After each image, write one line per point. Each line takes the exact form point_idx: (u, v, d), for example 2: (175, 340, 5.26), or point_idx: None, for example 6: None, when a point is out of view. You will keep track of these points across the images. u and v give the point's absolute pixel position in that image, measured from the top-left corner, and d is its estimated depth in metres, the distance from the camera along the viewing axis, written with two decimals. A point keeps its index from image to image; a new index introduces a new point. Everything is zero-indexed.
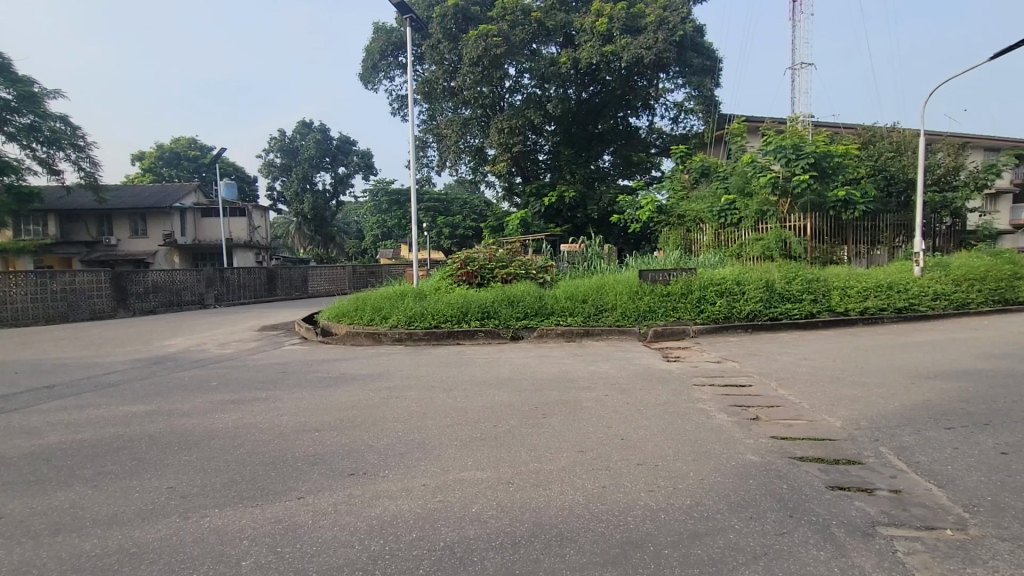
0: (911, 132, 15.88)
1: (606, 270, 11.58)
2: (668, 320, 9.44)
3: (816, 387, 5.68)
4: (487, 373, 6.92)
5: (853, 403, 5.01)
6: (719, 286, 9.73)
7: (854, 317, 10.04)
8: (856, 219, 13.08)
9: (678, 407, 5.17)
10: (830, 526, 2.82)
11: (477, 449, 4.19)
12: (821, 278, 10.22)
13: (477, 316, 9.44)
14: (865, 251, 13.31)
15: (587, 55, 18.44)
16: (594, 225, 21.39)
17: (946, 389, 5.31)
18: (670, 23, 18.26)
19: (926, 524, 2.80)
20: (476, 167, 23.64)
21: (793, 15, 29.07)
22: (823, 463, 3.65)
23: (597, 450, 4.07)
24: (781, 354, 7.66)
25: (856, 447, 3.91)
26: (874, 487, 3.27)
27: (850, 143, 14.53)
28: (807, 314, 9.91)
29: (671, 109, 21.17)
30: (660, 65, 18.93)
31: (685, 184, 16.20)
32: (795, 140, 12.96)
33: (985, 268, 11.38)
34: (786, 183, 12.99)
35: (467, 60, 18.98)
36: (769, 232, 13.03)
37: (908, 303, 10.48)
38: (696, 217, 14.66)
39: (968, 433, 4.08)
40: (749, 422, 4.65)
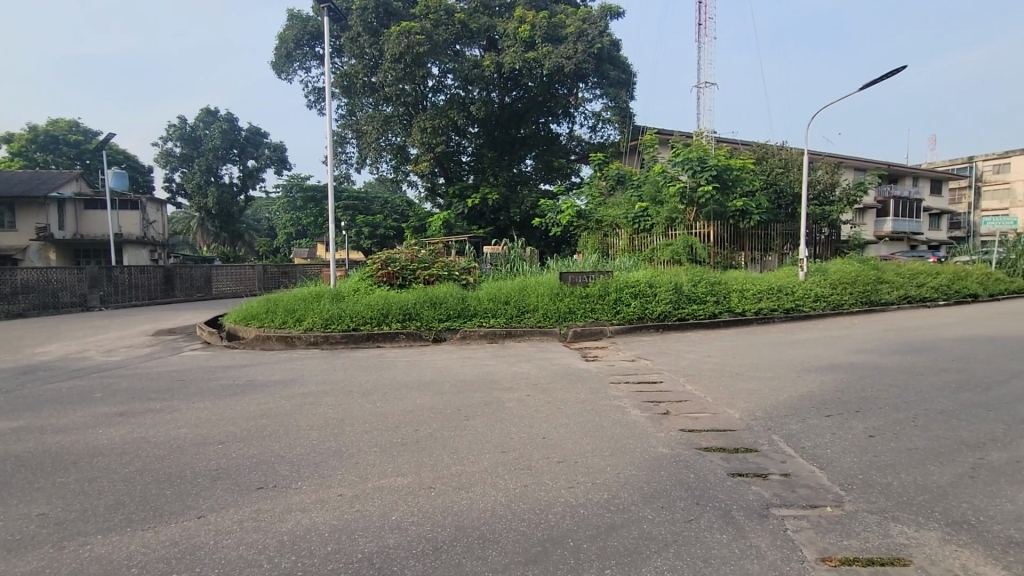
0: (797, 150, 17.74)
1: (528, 272, 11.82)
2: (587, 321, 9.78)
3: (719, 382, 6.15)
4: (408, 376, 6.78)
5: (750, 396, 5.48)
6: (633, 288, 10.27)
7: (751, 317, 10.99)
8: (752, 228, 14.34)
9: (596, 404, 5.37)
10: (731, 511, 3.07)
11: (398, 455, 4.09)
12: (723, 281, 11.11)
13: (398, 317, 9.23)
14: (759, 256, 14.62)
15: (510, 61, 18.80)
16: (516, 228, 21.75)
17: (826, 381, 5.95)
18: (589, 36, 19.04)
19: (810, 503, 3.12)
20: (398, 166, 23.20)
21: (698, 37, 31.45)
22: (725, 453, 3.96)
23: (518, 450, 4.13)
24: (689, 352, 8.21)
25: (753, 436, 4.28)
26: (768, 472, 3.60)
27: (747, 158, 15.96)
28: (710, 314, 10.70)
29: (590, 117, 22.07)
30: (579, 75, 19.69)
31: (602, 190, 16.97)
32: (700, 153, 14.07)
33: (855, 273, 12.96)
34: (692, 192, 14.02)
35: (389, 57, 18.62)
36: (678, 238, 13.97)
37: (795, 304, 11.65)
38: (612, 222, 15.44)
39: (843, 420, 4.61)
40: (660, 417, 4.93)
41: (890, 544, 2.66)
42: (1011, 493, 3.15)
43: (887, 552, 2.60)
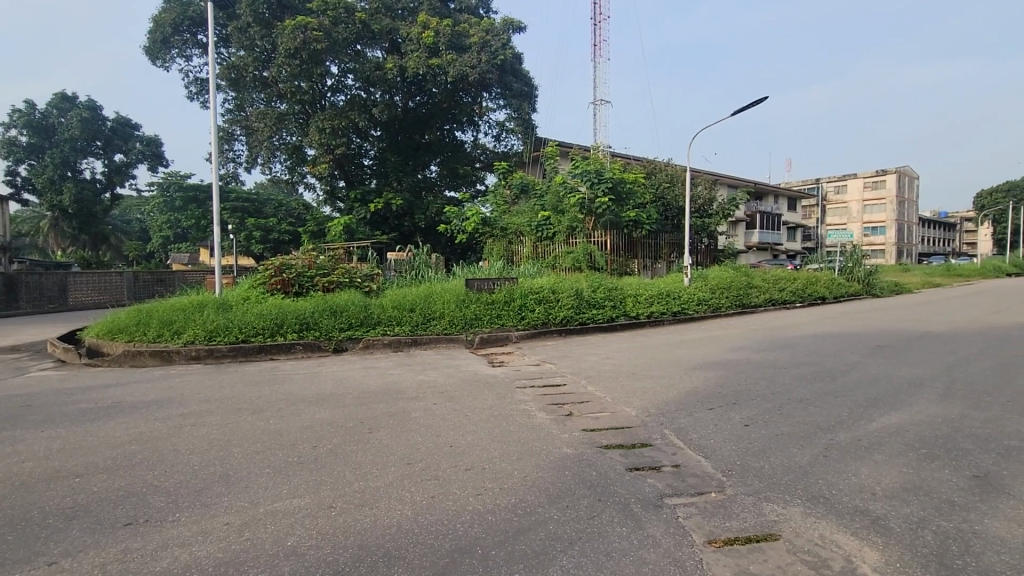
0: (681, 167, 19.41)
1: (433, 279, 11.72)
2: (493, 327, 9.89)
3: (617, 382, 6.51)
4: (305, 390, 6.39)
5: (645, 394, 5.87)
6: (537, 294, 10.55)
7: (644, 320, 11.81)
8: (644, 237, 15.42)
9: (502, 410, 5.43)
10: (629, 504, 3.25)
11: (295, 475, 3.83)
12: (619, 287, 11.81)
13: (293, 328, 8.68)
14: (650, 264, 15.71)
15: (414, 66, 18.58)
16: (421, 234, 21.50)
17: (708, 378, 6.53)
18: (493, 47, 19.40)
19: (697, 490, 3.41)
20: (293, 167, 21.96)
21: (594, 58, 33.50)
22: (623, 449, 4.20)
23: (425, 461, 4.05)
24: (589, 355, 8.61)
25: (647, 432, 4.59)
26: (661, 464, 3.87)
27: (638, 173, 17.17)
28: (608, 318, 11.31)
29: (494, 127, 22.47)
30: (483, 85, 19.99)
31: (507, 199, 17.33)
32: (597, 166, 14.93)
33: (730, 280, 14.42)
34: (590, 203, 14.82)
35: (283, 51, 17.60)
36: (578, 246, 14.66)
37: (681, 307, 12.71)
38: (517, 230, 15.80)
39: (723, 412, 5.10)
40: (564, 419, 5.10)
41: (762, 522, 2.98)
42: (854, 467, 3.68)
43: (761, 530, 2.90)
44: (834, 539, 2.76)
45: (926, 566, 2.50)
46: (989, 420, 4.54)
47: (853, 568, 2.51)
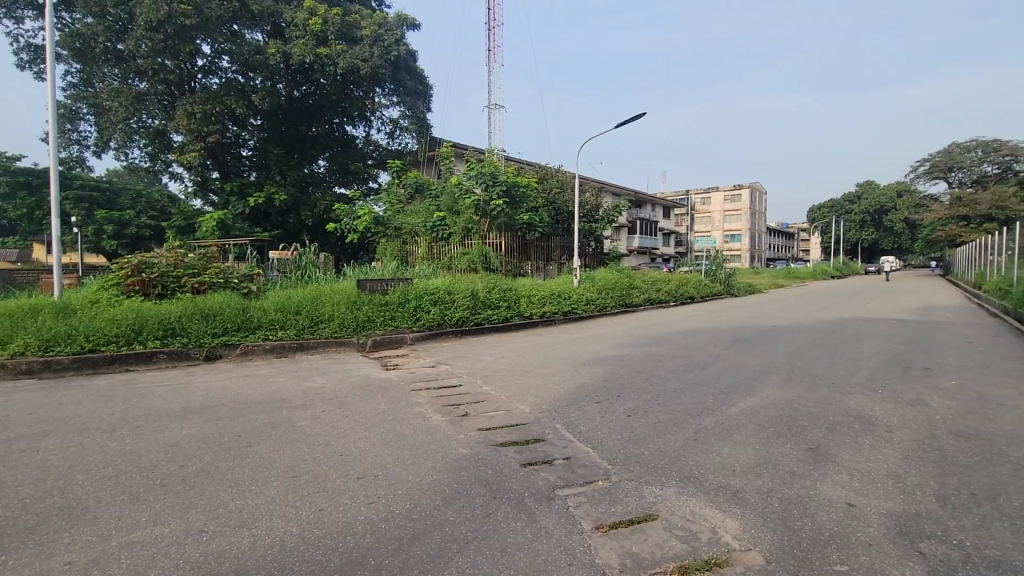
0: (571, 174, 20.41)
1: (322, 280, 11.11)
2: (386, 329, 9.61)
3: (511, 381, 6.67)
4: (171, 403, 5.72)
5: (537, 392, 6.08)
6: (432, 295, 10.44)
7: (536, 320, 12.25)
8: (536, 240, 15.95)
9: (397, 414, 5.30)
10: (523, 499, 3.36)
11: (157, 501, 3.41)
12: (513, 288, 12.10)
13: (156, 334, 7.72)
14: (543, 265, 16.26)
15: (299, 54, 17.48)
16: (309, 233, 20.27)
17: (595, 373, 6.94)
18: (385, 42, 18.89)
19: (587, 480, 3.62)
20: (156, 154, 19.55)
21: (488, 63, 34.13)
22: (517, 446, 4.32)
23: (313, 472, 3.85)
24: (484, 355, 8.73)
25: (539, 428, 4.76)
26: (553, 458, 4.04)
27: (531, 178, 17.78)
28: (503, 319, 11.56)
29: (387, 124, 21.85)
30: (375, 80, 19.37)
31: (401, 198, 17.00)
32: (491, 169, 15.20)
33: (615, 281, 15.48)
34: (485, 205, 15.03)
35: (143, 23, 15.64)
36: (473, 247, 14.77)
37: (571, 307, 13.36)
38: (411, 230, 15.53)
39: (608, 404, 5.46)
40: (460, 419, 5.11)
41: (643, 505, 3.23)
42: (718, 448, 4.14)
43: (642, 512, 3.15)
44: (701, 514, 3.09)
45: (772, 529, 2.90)
46: (820, 399, 5.37)
47: (717, 538, 2.82)
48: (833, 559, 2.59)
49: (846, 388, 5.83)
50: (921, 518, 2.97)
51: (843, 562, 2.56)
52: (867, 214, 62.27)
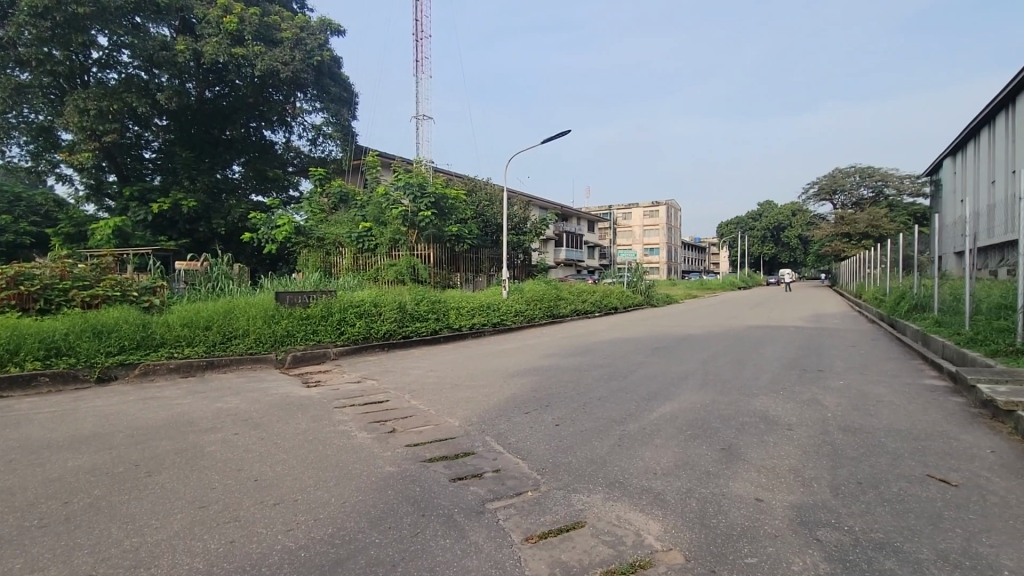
0: (499, 187, 20.71)
1: (236, 292, 10.42)
2: (308, 343, 9.15)
3: (440, 395, 6.58)
4: (54, 432, 5.08)
5: (466, 404, 6.04)
6: (357, 308, 10.10)
7: (465, 332, 12.23)
8: (465, 251, 15.94)
9: (318, 433, 5.04)
10: (453, 515, 3.31)
11: (34, 545, 3.00)
12: (442, 300, 11.99)
13: (36, 355, 6.85)
14: (472, 277, 16.24)
15: (211, 52, 16.44)
16: (221, 242, 18.94)
17: (524, 384, 7.01)
18: (307, 47, 18.33)
19: (516, 491, 3.63)
20: (39, 153, 17.52)
21: (416, 73, 34.01)
22: (446, 460, 4.25)
23: (224, 500, 3.56)
24: (412, 368, 8.55)
25: (469, 441, 4.72)
26: (482, 471, 4.02)
27: (460, 189, 17.86)
28: (431, 331, 11.42)
29: (308, 130, 21.03)
30: (297, 84, 18.70)
31: (324, 208, 16.41)
32: (420, 180, 15.10)
33: (543, 292, 15.81)
34: (413, 216, 14.83)
35: (26, 7, 14.07)
36: (401, 259, 14.51)
37: (500, 319, 13.46)
38: (335, 241, 14.98)
39: (537, 414, 5.53)
40: (386, 436, 4.96)
41: (571, 513, 3.29)
42: (641, 453, 4.32)
43: (570, 520, 3.21)
44: (626, 518, 3.20)
45: (691, 528, 3.05)
46: (730, 402, 5.77)
47: (642, 540, 2.94)
48: (745, 553, 2.77)
49: (753, 390, 6.30)
50: (819, 509, 3.26)
51: (753, 555, 2.75)
52: (767, 230, 68.25)
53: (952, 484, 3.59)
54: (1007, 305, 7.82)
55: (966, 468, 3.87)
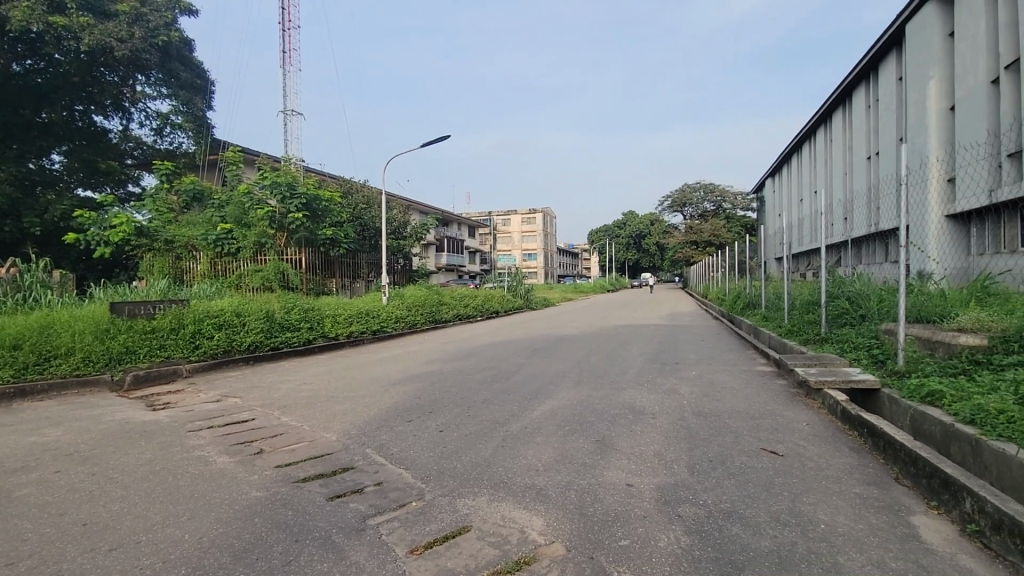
0: (376, 189, 20.09)
1: (57, 303, 8.79)
2: (153, 361, 8.00)
3: (314, 408, 6.17)
4: None
5: (344, 417, 5.74)
6: (216, 318, 9.09)
7: (343, 340, 11.64)
8: (341, 256, 15.15)
9: (169, 462, 4.43)
10: (331, 536, 3.11)
11: None
12: (317, 307, 11.27)
13: None
14: (349, 282, 15.44)
15: (20, 19, 13.72)
16: (35, 245, 15.83)
17: (406, 392, 6.84)
18: (149, 25, 16.33)
19: (399, 503, 3.52)
20: None
21: (283, 65, 31.75)
22: (322, 478, 3.99)
23: (41, 554, 2.97)
24: (282, 381, 7.91)
25: (348, 455, 4.49)
26: (363, 485, 3.84)
27: (334, 191, 17.07)
28: (304, 341, 10.67)
29: (152, 118, 18.52)
30: (136, 65, 16.56)
31: (173, 207, 14.60)
32: (289, 179, 14.15)
33: (424, 298, 15.58)
34: (282, 218, 13.79)
35: None
36: (268, 263, 13.38)
37: (380, 325, 13.01)
38: (187, 243, 13.29)
39: (420, 422, 5.43)
40: (252, 458, 4.52)
41: (456, 518, 3.28)
42: (523, 451, 4.45)
43: (455, 525, 3.19)
44: (511, 517, 3.27)
45: (570, 519, 3.21)
46: (603, 397, 6.19)
47: (525, 537, 3.02)
48: (619, 537, 2.98)
49: (622, 384, 6.84)
50: (678, 487, 3.63)
51: (626, 537, 2.97)
52: (630, 238, 74.56)
53: (779, 455, 4.22)
54: (814, 301, 9.40)
55: (788, 440, 4.57)
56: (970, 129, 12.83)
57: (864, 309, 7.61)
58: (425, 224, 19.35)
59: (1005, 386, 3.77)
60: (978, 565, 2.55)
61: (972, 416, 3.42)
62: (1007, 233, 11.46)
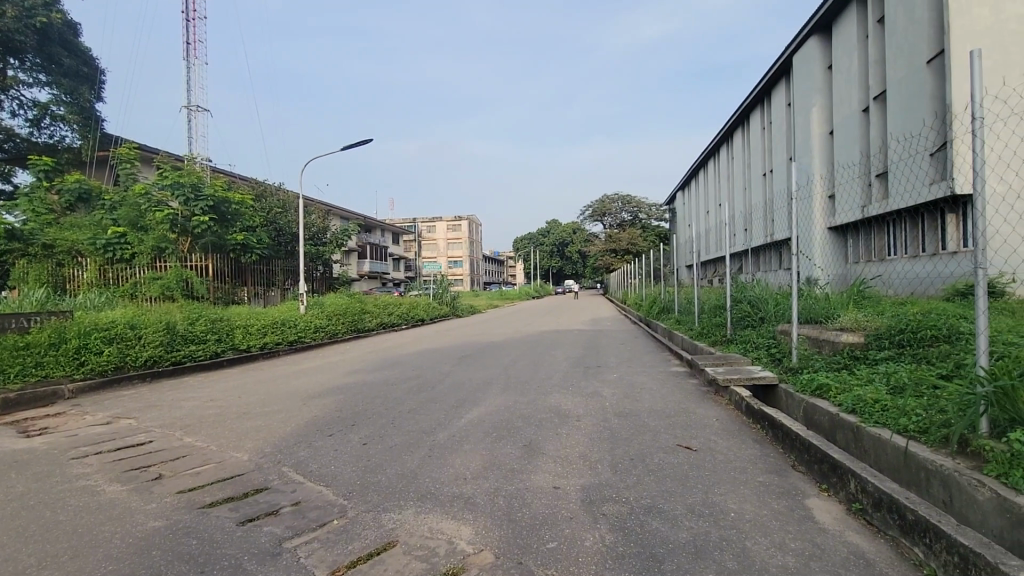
0: (293, 193, 19.17)
1: None
2: (27, 381, 7.02)
3: (223, 426, 5.72)
4: None
5: (257, 434, 5.37)
6: (106, 331, 8.20)
7: (255, 353, 10.90)
8: (255, 263, 14.17)
9: (47, 495, 3.91)
10: (243, 563, 2.88)
11: None
12: (225, 318, 10.51)
13: None
14: (262, 291, 14.51)
15: None
16: None
17: (326, 405, 6.53)
18: (24, 5, 15.11)
19: (319, 522, 3.34)
20: None
21: (187, 57, 29.49)
22: (232, 502, 3.69)
23: None
24: (187, 399, 7.26)
25: (262, 475, 4.20)
26: (279, 506, 3.60)
27: (245, 194, 16.10)
28: (211, 354, 9.87)
29: (28, 108, 16.40)
30: (6, 45, 15.06)
31: (53, 208, 13.05)
32: (193, 179, 13.13)
33: (345, 306, 15.00)
34: (185, 221, 12.86)
35: None
36: (168, 271, 12.30)
37: (298, 336, 12.34)
38: (70, 248, 11.80)
39: (342, 435, 5.20)
40: (149, 485, 4.09)
41: (381, 534, 3.16)
42: (451, 460, 4.39)
43: (381, 541, 3.08)
44: (438, 528, 3.20)
45: (498, 526, 3.21)
46: (529, 402, 6.27)
47: (453, 548, 2.97)
48: (547, 540, 3.02)
49: (548, 389, 6.97)
50: (603, 487, 3.74)
51: (553, 539, 3.01)
52: (554, 246, 76.46)
53: (693, 450, 4.48)
54: (720, 306, 10.13)
55: (701, 435, 4.88)
56: (846, 152, 14.47)
57: (763, 312, 8.31)
58: (347, 229, 18.70)
59: (879, 378, 4.26)
60: (863, 540, 2.84)
61: (853, 406, 3.84)
62: (875, 243, 13.10)
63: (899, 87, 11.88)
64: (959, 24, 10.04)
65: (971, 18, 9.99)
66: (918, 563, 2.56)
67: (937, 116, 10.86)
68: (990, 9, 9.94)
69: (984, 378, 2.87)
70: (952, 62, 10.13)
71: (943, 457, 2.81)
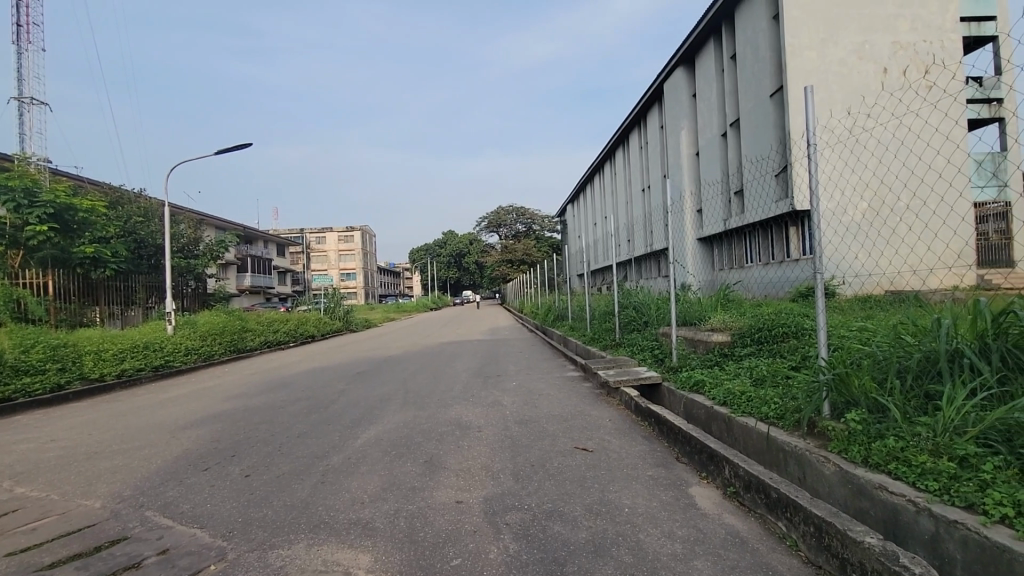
0: (158, 202, 17.28)
1: None
2: None
3: (68, 470, 4.88)
4: None
5: (113, 475, 4.66)
6: None
7: (110, 382, 9.44)
8: (109, 279, 12.29)
9: None
10: None
11: None
12: (68, 345, 9.07)
13: None
14: (118, 311, 12.54)
15: None
16: None
17: (200, 435, 5.85)
18: None
19: (192, 570, 2.96)
20: None
21: (16, 41, 25.23)
22: (80, 559, 3.14)
23: None
24: (18, 441, 6.09)
25: (120, 523, 3.64)
26: (141, 558, 3.13)
27: (96, 200, 14.14)
28: (53, 387, 8.41)
29: None
30: None
31: None
32: (27, 182, 11.26)
33: (223, 325, 13.65)
34: (16, 231, 11.16)
35: None
36: None
37: (165, 359, 10.94)
38: None
39: (220, 468, 4.69)
40: None
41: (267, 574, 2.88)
42: (347, 484, 4.14)
43: None
44: (334, 559, 2.99)
45: (400, 549, 3.08)
46: (429, 416, 6.12)
47: None
48: (453, 558, 2.94)
49: (447, 401, 6.88)
50: (506, 496, 3.75)
51: (457, 556, 2.95)
52: (451, 257, 76.09)
53: (589, 451, 4.67)
54: (609, 312, 10.76)
55: (596, 436, 5.11)
56: (710, 171, 16.19)
57: (646, 316, 8.96)
58: (224, 241, 17.13)
59: (744, 372, 4.77)
60: (738, 520, 3.14)
61: (724, 398, 4.26)
62: (737, 252, 14.75)
63: (749, 115, 13.58)
64: (794, 65, 11.73)
65: (802, 59, 11.73)
66: (781, 536, 2.89)
67: (780, 141, 12.56)
68: (816, 53, 11.75)
69: (824, 367, 3.32)
70: (790, 96, 11.80)
71: (796, 439, 3.21)
